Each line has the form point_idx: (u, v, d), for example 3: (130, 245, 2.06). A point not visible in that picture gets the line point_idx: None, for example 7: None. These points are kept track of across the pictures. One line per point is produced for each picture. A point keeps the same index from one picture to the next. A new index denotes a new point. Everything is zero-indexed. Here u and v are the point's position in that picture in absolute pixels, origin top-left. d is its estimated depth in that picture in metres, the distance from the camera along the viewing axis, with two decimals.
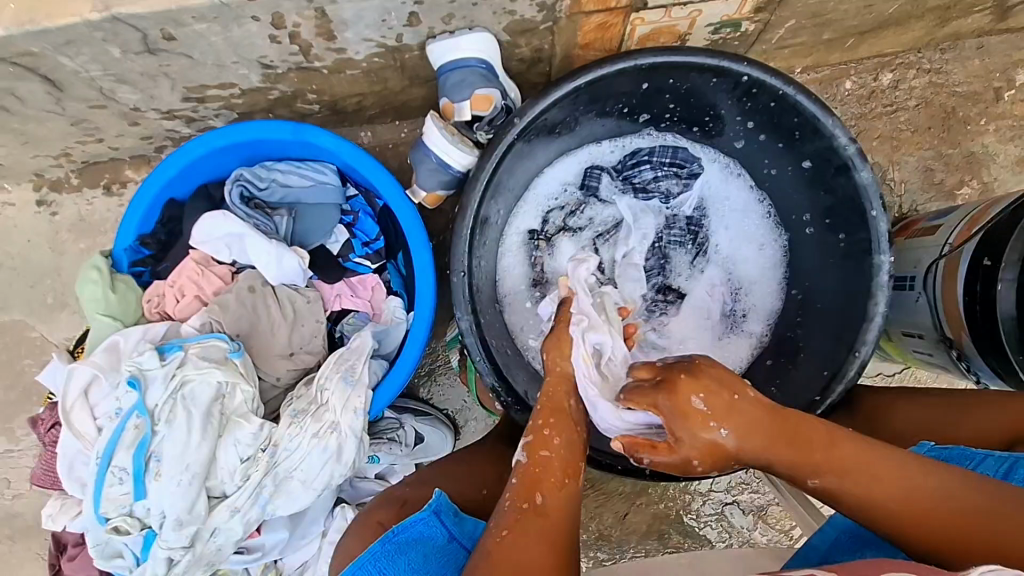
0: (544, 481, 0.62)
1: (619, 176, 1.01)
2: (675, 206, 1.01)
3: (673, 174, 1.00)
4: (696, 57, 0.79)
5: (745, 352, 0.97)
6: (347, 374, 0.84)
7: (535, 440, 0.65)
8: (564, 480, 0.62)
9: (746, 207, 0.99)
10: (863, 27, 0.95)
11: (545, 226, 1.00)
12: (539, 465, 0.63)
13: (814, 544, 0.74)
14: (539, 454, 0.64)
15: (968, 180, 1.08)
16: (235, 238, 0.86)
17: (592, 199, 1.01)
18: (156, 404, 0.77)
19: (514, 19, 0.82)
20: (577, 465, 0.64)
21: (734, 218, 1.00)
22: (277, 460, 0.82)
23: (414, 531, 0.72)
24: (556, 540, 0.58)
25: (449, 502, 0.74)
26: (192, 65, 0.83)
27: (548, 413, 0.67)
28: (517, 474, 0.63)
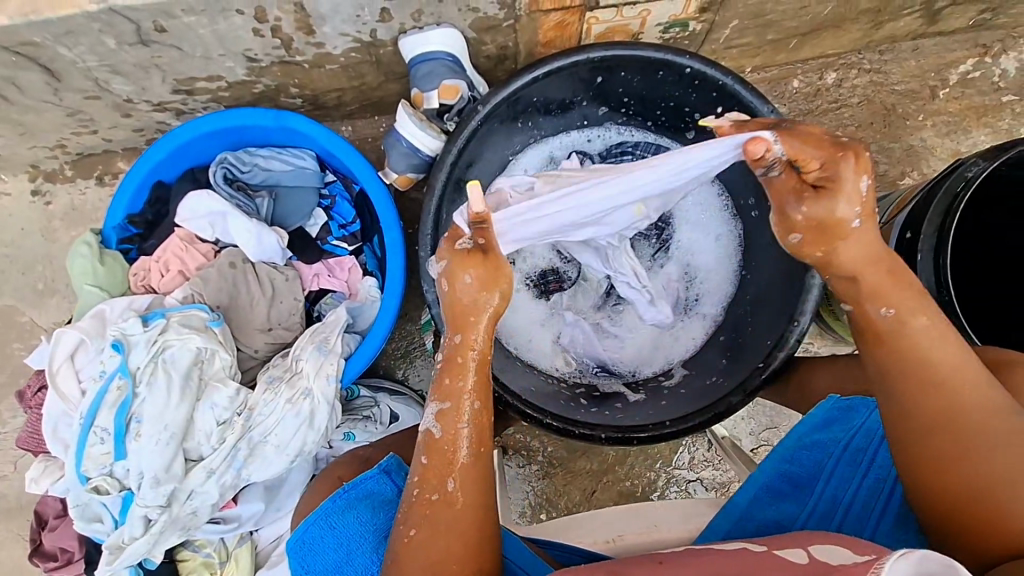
0: (450, 460, 0.68)
1: (603, 163, 1.09)
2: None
3: None
4: (643, 51, 0.87)
5: (689, 345, 1.03)
6: (321, 344, 0.89)
7: (449, 410, 0.69)
8: (467, 454, 0.68)
9: (711, 206, 1.05)
10: (803, 28, 1.04)
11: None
12: (452, 439, 0.68)
13: (734, 502, 0.79)
14: (453, 427, 0.69)
15: (909, 171, 1.17)
16: (218, 216, 0.92)
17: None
18: (138, 367, 0.81)
19: (478, 17, 0.89)
20: (487, 434, 0.70)
21: (696, 214, 1.05)
22: (252, 425, 0.86)
23: (365, 487, 0.79)
24: (465, 523, 0.66)
25: (399, 464, 0.81)
26: (182, 57, 0.90)
27: (448, 373, 0.70)
28: (427, 454, 0.69)
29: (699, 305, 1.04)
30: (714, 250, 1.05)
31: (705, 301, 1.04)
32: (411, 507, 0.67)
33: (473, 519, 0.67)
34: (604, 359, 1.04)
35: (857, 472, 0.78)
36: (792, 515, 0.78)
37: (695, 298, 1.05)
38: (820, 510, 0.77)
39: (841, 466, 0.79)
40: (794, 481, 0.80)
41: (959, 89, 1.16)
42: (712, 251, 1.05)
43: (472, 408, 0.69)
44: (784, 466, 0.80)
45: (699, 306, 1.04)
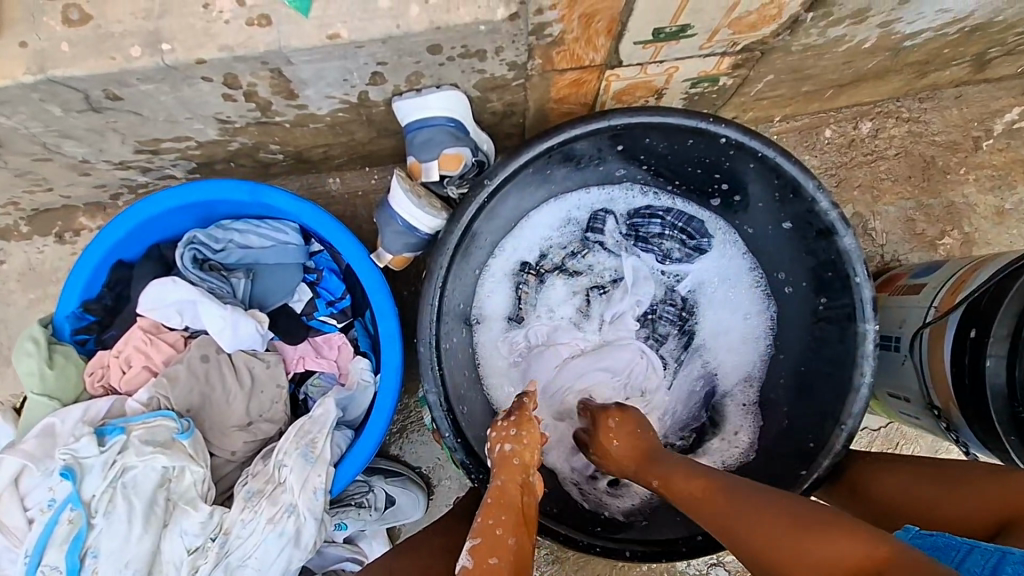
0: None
1: (628, 225, 0.98)
2: (676, 275, 0.99)
3: (679, 240, 0.97)
4: (674, 118, 0.76)
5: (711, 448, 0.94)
6: (307, 449, 0.79)
7: (482, 544, 0.64)
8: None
9: (742, 287, 0.96)
10: (842, 80, 0.94)
11: (539, 260, 0.98)
12: (483, 572, 0.62)
13: None
14: (487, 561, 0.63)
15: (949, 231, 1.07)
16: (187, 304, 0.80)
17: (595, 243, 0.99)
18: (93, 495, 0.69)
19: (484, 77, 0.78)
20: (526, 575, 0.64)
21: (724, 300, 0.97)
22: (229, 550, 0.74)
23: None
24: None
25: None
26: (142, 121, 0.78)
27: (493, 505, 0.67)
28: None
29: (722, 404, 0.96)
30: (742, 335, 0.95)
31: (730, 396, 0.95)
32: None
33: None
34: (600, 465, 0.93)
35: None
36: None
37: (719, 395, 0.96)
38: None
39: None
40: None
41: (1004, 140, 1.07)
42: (742, 339, 0.95)
43: (514, 540, 0.65)
44: None
45: (726, 403, 0.95)
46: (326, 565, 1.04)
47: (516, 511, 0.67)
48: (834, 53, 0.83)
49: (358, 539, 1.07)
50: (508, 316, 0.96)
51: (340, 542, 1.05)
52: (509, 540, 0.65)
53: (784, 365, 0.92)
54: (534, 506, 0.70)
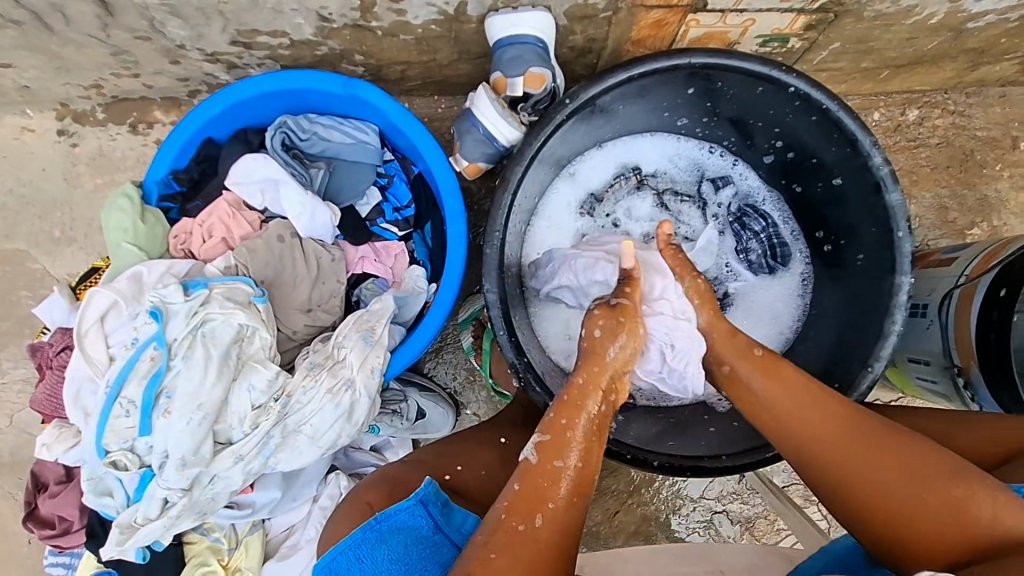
0: (546, 494, 0.64)
1: (732, 211, 1.04)
2: (732, 274, 1.03)
3: (762, 250, 1.02)
4: (749, 63, 0.82)
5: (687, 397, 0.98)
6: (367, 334, 0.84)
7: (550, 445, 0.67)
8: (565, 494, 0.65)
9: (781, 320, 1.00)
10: (900, 60, 0.99)
11: (648, 174, 1.05)
12: (546, 474, 0.66)
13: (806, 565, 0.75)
14: (551, 464, 0.66)
15: (979, 222, 1.13)
16: (270, 183, 0.85)
17: (696, 203, 1.05)
18: (175, 338, 0.75)
19: (576, 4, 0.83)
20: (588, 485, 0.67)
21: (760, 318, 1.01)
22: (288, 412, 0.80)
23: (398, 519, 0.74)
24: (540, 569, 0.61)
25: (436, 493, 0.77)
26: (251, 6, 0.83)
27: (565, 413, 0.70)
28: (524, 482, 0.65)
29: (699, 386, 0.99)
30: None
31: None
32: (491, 528, 0.63)
33: (549, 564, 0.61)
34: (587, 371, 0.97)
35: None
36: None
37: None
38: None
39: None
40: None
41: None
42: None
43: (580, 449, 0.68)
44: None
45: None
46: (352, 468, 1.07)
47: (588, 406, 0.70)
48: (901, 25, 0.88)
49: (385, 448, 1.10)
50: (589, 192, 1.04)
51: (367, 450, 1.09)
52: (574, 446, 0.68)
53: (812, 339, 0.97)
54: (610, 412, 0.72)
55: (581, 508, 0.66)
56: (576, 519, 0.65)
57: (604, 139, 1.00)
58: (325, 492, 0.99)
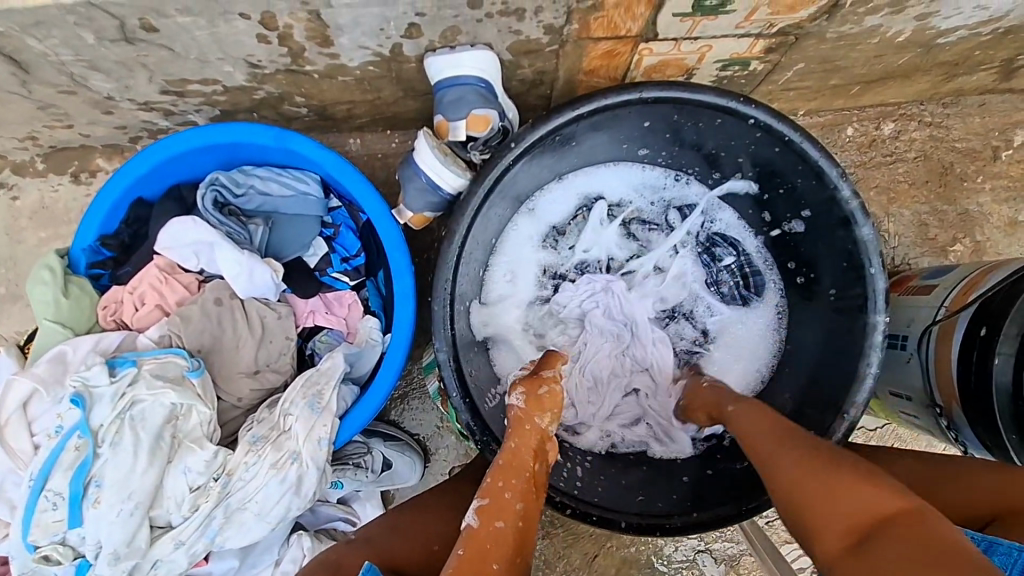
0: (490, 559, 0.59)
1: (703, 241, 1.00)
2: (706, 309, 0.99)
3: (737, 280, 0.98)
4: (705, 95, 0.77)
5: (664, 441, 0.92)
6: (314, 399, 0.79)
7: (490, 506, 0.64)
8: (507, 559, 0.60)
9: (759, 353, 0.95)
10: (870, 76, 0.94)
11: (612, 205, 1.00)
12: (491, 536, 0.62)
13: None
14: (494, 525, 0.62)
15: (961, 238, 1.08)
16: (204, 246, 0.80)
17: (665, 232, 1.00)
18: (101, 424, 0.70)
19: (519, 40, 0.78)
20: (528, 540, 0.63)
21: (739, 351, 0.96)
22: (230, 491, 0.75)
23: None
24: None
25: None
26: (173, 58, 0.78)
27: (504, 471, 0.67)
28: (466, 545, 0.61)
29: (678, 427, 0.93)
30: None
31: None
32: None
33: None
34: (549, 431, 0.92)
35: None
36: None
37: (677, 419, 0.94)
38: None
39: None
40: None
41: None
42: None
43: (520, 506, 0.65)
44: None
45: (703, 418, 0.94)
46: (317, 524, 1.02)
47: (524, 471, 0.68)
48: (867, 45, 0.83)
49: (351, 501, 1.06)
50: (552, 227, 0.99)
51: (333, 504, 1.04)
52: (518, 505, 0.65)
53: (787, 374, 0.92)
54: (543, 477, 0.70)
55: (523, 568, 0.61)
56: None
57: (565, 171, 0.95)
58: (286, 557, 0.95)
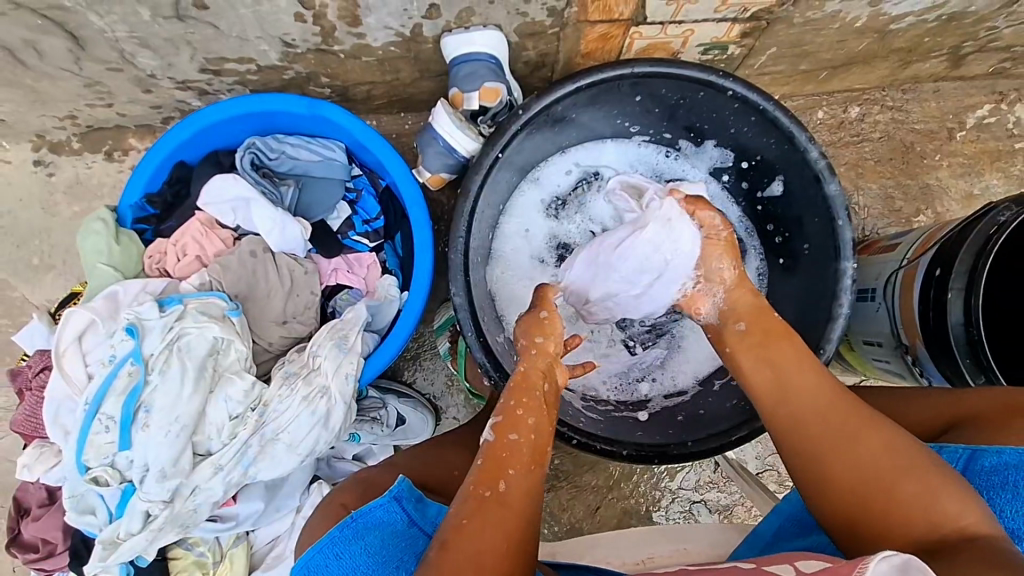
0: (506, 466, 0.68)
1: None
2: None
3: None
4: (689, 70, 0.88)
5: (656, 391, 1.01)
6: (341, 342, 0.86)
7: (504, 422, 0.71)
8: (527, 465, 0.69)
9: None
10: (835, 61, 1.05)
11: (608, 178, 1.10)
12: (506, 448, 0.69)
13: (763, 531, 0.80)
14: (506, 438, 0.70)
15: (923, 209, 1.19)
16: (241, 202, 0.89)
17: None
18: (151, 354, 0.78)
19: (525, 21, 0.88)
20: (542, 451, 0.71)
21: None
22: (266, 421, 0.82)
23: (374, 516, 0.77)
24: (509, 527, 0.63)
25: (410, 489, 0.79)
26: (217, 36, 0.87)
27: (519, 393, 0.74)
28: (485, 457, 0.69)
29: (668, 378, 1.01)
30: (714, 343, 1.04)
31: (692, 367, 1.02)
32: (463, 499, 0.65)
33: (519, 524, 0.64)
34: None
35: None
36: None
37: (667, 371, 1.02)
38: None
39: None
40: None
41: (975, 133, 1.20)
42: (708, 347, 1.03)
43: (533, 421, 0.72)
44: None
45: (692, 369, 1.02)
46: (334, 477, 1.08)
47: (534, 390, 0.75)
48: (830, 30, 0.95)
49: (367, 457, 1.12)
50: (554, 197, 1.09)
51: (350, 459, 1.10)
52: (528, 420, 0.72)
53: None
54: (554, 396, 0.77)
55: (539, 473, 0.70)
56: (534, 484, 0.68)
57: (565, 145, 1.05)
58: (308, 502, 1.01)
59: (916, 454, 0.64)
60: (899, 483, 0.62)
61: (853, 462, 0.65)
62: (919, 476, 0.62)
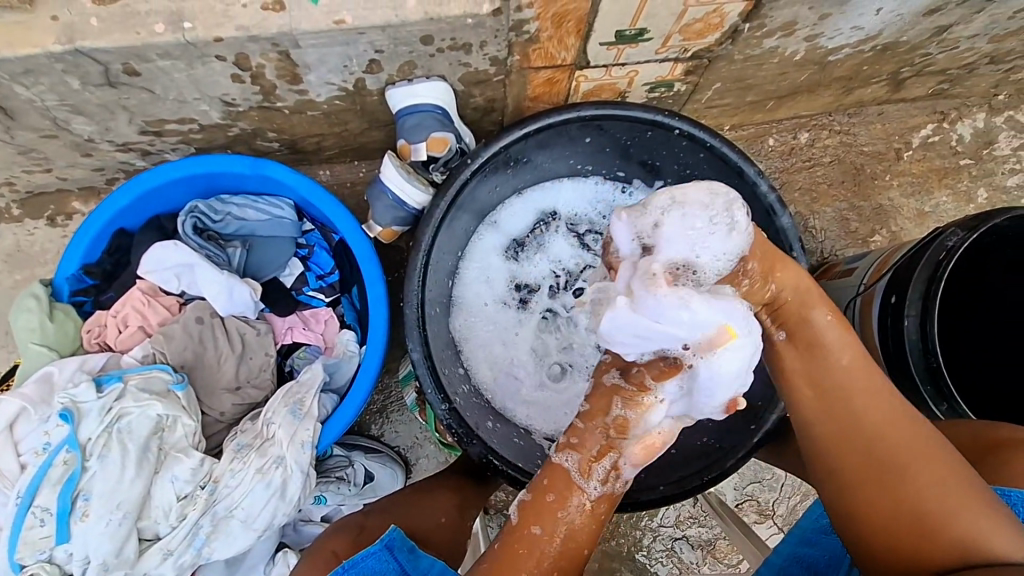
0: (522, 564, 0.65)
1: None
2: None
3: None
4: (633, 112, 0.88)
5: None
6: (296, 407, 0.83)
7: (530, 514, 0.67)
8: (547, 567, 0.66)
9: None
10: (779, 92, 1.07)
11: (566, 217, 1.10)
12: (524, 543, 0.66)
13: None
14: (529, 531, 0.66)
15: (878, 229, 1.21)
16: (185, 267, 0.86)
17: None
18: (89, 439, 0.74)
19: (468, 71, 0.88)
20: (577, 552, 0.67)
21: None
22: (217, 498, 0.78)
23: (366, 565, 0.75)
24: None
25: (403, 538, 0.78)
26: (153, 99, 0.85)
27: (545, 484, 0.68)
28: (504, 546, 0.67)
29: None
30: None
31: None
32: None
33: None
34: (513, 420, 0.99)
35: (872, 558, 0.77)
36: None
37: None
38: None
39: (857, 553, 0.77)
40: (811, 567, 0.81)
41: (922, 152, 1.22)
42: None
43: (570, 522, 0.67)
44: (798, 550, 0.83)
45: None
46: (301, 543, 1.03)
47: (573, 484, 0.67)
48: (770, 64, 0.96)
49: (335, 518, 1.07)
50: (513, 239, 1.08)
51: (316, 521, 1.05)
52: (560, 517, 0.67)
53: None
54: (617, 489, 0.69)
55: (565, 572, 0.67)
56: None
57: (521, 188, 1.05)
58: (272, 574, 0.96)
59: (931, 453, 0.66)
60: (923, 487, 0.64)
61: (908, 484, 0.65)
62: (956, 494, 0.64)
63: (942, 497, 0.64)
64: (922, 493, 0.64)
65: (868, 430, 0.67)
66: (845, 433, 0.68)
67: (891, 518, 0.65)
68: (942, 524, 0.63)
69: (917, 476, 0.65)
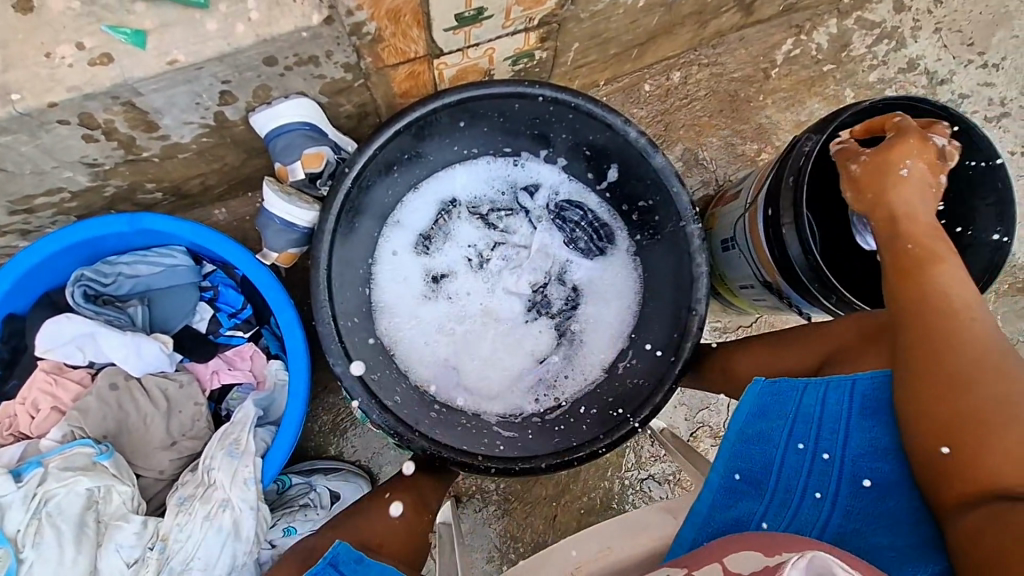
0: None
1: (553, 212, 1.11)
2: (570, 267, 1.10)
3: (590, 234, 1.08)
4: (495, 88, 0.90)
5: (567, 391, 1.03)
6: (232, 447, 0.84)
7: None
8: None
9: (624, 294, 1.06)
10: (638, 40, 1.11)
11: (466, 201, 1.11)
12: None
13: (693, 514, 0.75)
14: None
15: (763, 148, 1.28)
16: (86, 337, 0.84)
17: (519, 210, 1.12)
18: (17, 531, 0.73)
19: (325, 81, 0.88)
20: None
21: (610, 299, 1.07)
22: (170, 555, 0.79)
23: None
24: None
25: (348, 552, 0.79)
26: (9, 177, 0.83)
27: None
28: None
29: (564, 381, 1.03)
30: (610, 330, 1.05)
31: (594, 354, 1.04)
32: None
33: None
34: (459, 407, 1.01)
35: (803, 459, 0.73)
36: (755, 511, 0.74)
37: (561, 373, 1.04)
38: (776, 504, 0.73)
39: (791, 455, 0.74)
40: (749, 479, 0.76)
41: (787, 67, 1.28)
42: (605, 337, 1.05)
43: None
44: (731, 468, 0.76)
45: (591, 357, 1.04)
46: None
47: None
48: (618, 14, 1.00)
49: None
50: (419, 234, 1.09)
51: None
52: None
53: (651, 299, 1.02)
54: None
55: None
56: None
57: (415, 182, 1.06)
58: None
59: (969, 369, 0.61)
60: (971, 391, 0.59)
61: (950, 395, 0.60)
62: (1000, 412, 0.57)
63: (990, 405, 0.58)
64: (951, 399, 0.60)
65: (932, 339, 0.64)
66: (928, 329, 0.64)
67: (946, 424, 0.60)
68: (984, 420, 0.58)
69: (959, 386, 0.60)
